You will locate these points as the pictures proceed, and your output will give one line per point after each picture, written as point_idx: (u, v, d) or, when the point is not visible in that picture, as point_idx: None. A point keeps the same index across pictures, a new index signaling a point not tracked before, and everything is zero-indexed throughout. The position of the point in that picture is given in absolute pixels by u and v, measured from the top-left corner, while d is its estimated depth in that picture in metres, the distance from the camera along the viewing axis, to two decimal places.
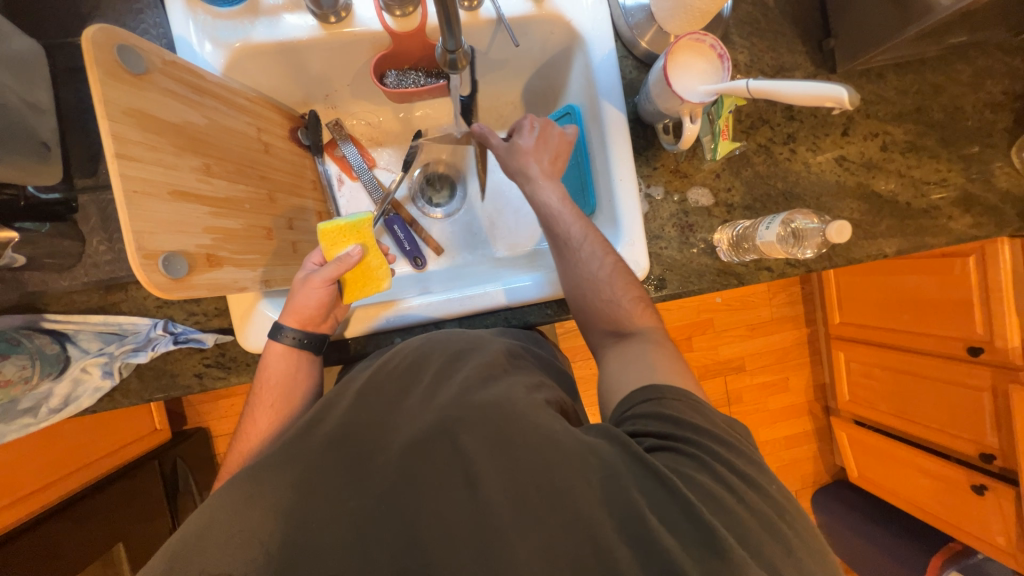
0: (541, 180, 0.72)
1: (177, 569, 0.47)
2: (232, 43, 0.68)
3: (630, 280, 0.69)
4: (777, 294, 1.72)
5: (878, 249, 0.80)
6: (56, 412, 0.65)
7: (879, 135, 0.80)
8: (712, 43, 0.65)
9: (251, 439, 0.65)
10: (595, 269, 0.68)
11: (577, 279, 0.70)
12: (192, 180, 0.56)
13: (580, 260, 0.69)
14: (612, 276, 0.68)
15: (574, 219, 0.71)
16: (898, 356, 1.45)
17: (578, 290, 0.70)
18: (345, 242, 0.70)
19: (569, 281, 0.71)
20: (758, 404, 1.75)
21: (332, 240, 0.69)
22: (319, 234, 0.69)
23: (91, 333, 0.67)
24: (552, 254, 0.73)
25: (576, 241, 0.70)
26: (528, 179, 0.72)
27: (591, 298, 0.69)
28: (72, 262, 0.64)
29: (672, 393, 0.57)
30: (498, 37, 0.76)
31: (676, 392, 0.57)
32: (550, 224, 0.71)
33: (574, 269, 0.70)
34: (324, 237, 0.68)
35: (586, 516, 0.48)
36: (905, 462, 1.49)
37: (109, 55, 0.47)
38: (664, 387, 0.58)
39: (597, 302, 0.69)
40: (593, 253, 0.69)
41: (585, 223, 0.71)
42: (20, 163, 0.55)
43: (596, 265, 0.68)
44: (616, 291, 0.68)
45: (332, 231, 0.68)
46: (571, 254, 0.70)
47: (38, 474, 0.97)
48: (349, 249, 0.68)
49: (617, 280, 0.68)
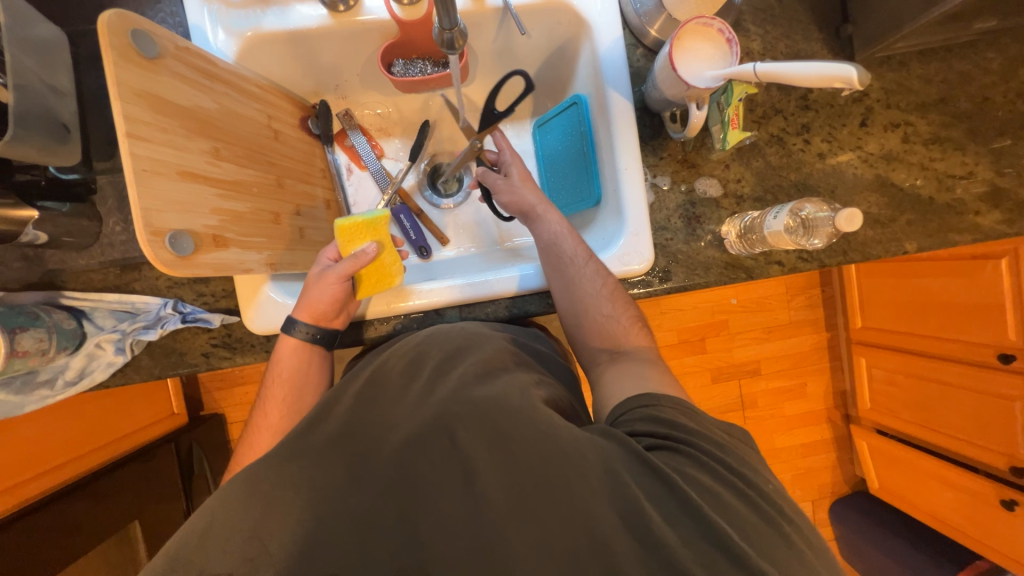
0: (545, 208, 0.74)
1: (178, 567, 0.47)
2: (244, 32, 0.70)
3: (628, 301, 0.70)
4: (795, 296, 1.67)
5: (898, 246, 0.76)
6: (72, 385, 0.68)
7: (899, 126, 0.77)
8: (720, 28, 0.63)
9: (265, 427, 0.69)
10: (597, 288, 0.69)
11: (574, 299, 0.69)
12: (201, 162, 0.57)
13: (583, 278, 0.69)
14: (612, 295, 0.69)
15: (575, 241, 0.72)
16: (924, 364, 1.38)
17: (578, 307, 0.69)
18: (362, 238, 0.70)
19: (568, 299, 0.70)
20: (773, 409, 1.70)
21: (349, 236, 0.69)
22: (336, 229, 0.69)
23: (105, 311, 0.69)
24: (550, 272, 0.72)
25: (580, 260, 0.70)
26: (530, 208, 0.75)
27: (591, 314, 0.69)
28: (90, 242, 0.68)
29: (666, 400, 0.56)
30: (505, 26, 0.77)
31: (670, 400, 0.56)
32: (552, 245, 0.72)
33: (575, 287, 0.69)
34: (341, 233, 0.69)
35: (585, 511, 0.47)
36: (930, 475, 1.43)
37: (124, 38, 0.49)
38: (661, 395, 0.57)
39: (597, 318, 0.69)
40: (595, 273, 0.69)
41: (586, 245, 0.72)
42: (40, 143, 0.57)
43: (598, 284, 0.69)
44: (615, 309, 0.69)
45: (349, 227, 0.69)
46: (574, 271, 0.70)
47: (59, 451, 1.02)
48: (365, 246, 0.69)
49: (616, 299, 0.69)
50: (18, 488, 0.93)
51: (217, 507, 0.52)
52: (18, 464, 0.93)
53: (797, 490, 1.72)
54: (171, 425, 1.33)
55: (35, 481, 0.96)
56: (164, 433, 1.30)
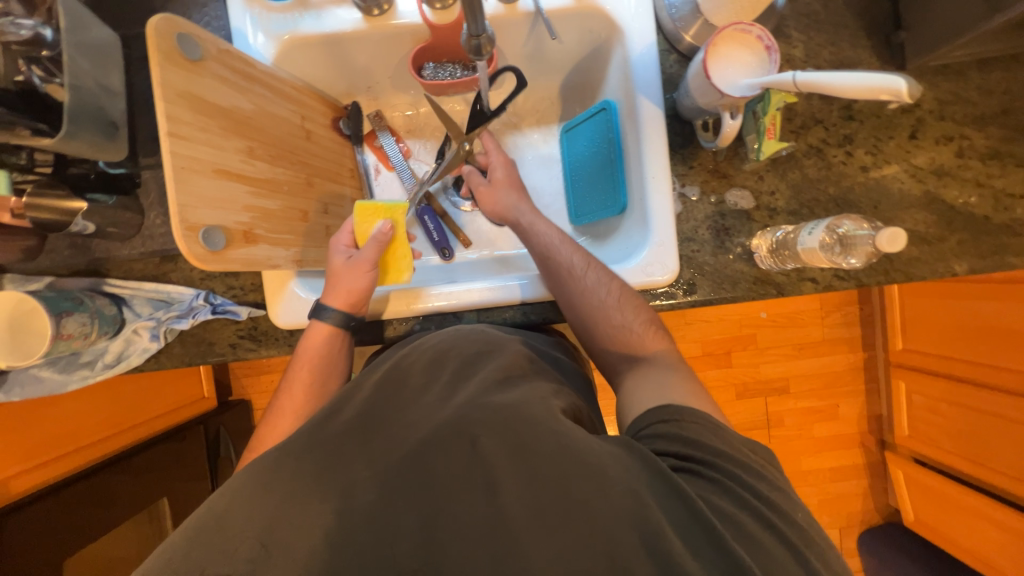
0: (534, 221, 0.76)
1: (179, 551, 0.47)
2: (282, 35, 0.73)
3: (639, 303, 0.68)
4: (830, 313, 1.59)
5: (945, 266, 0.71)
6: (110, 367, 0.71)
7: (953, 139, 0.72)
8: (759, 35, 0.61)
9: (287, 412, 0.68)
10: (603, 296, 0.68)
11: (584, 309, 0.68)
12: (236, 160, 0.60)
13: (586, 288, 0.68)
14: (621, 301, 0.67)
15: (570, 250, 0.72)
16: (971, 393, 1.28)
17: (586, 317, 0.68)
18: (376, 219, 0.74)
19: (573, 309, 0.69)
20: (801, 430, 1.62)
21: (366, 217, 0.73)
22: (353, 211, 0.73)
23: (143, 299, 0.74)
24: (550, 287, 0.71)
25: (579, 268, 0.69)
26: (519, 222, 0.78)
27: (603, 325, 0.67)
28: (133, 233, 0.71)
29: (690, 414, 0.54)
30: (537, 30, 0.77)
31: (693, 414, 0.54)
32: (548, 258, 0.72)
33: (579, 297, 0.68)
34: (359, 213, 0.72)
35: (607, 533, 0.44)
36: (971, 511, 1.32)
37: (170, 41, 0.51)
38: (682, 408, 0.55)
39: (608, 329, 0.67)
40: (598, 280, 0.69)
41: (584, 253, 0.72)
42: (89, 139, 0.61)
43: (603, 291, 0.68)
44: (626, 316, 0.67)
45: (368, 209, 0.73)
46: (575, 282, 0.69)
47: (102, 425, 1.09)
48: (379, 225, 0.72)
49: (626, 304, 0.67)
50: (64, 459, 1.00)
51: (236, 492, 0.51)
52: (60, 437, 0.99)
53: (822, 516, 1.64)
54: (202, 408, 1.39)
55: (80, 453, 1.03)
56: (195, 415, 1.36)
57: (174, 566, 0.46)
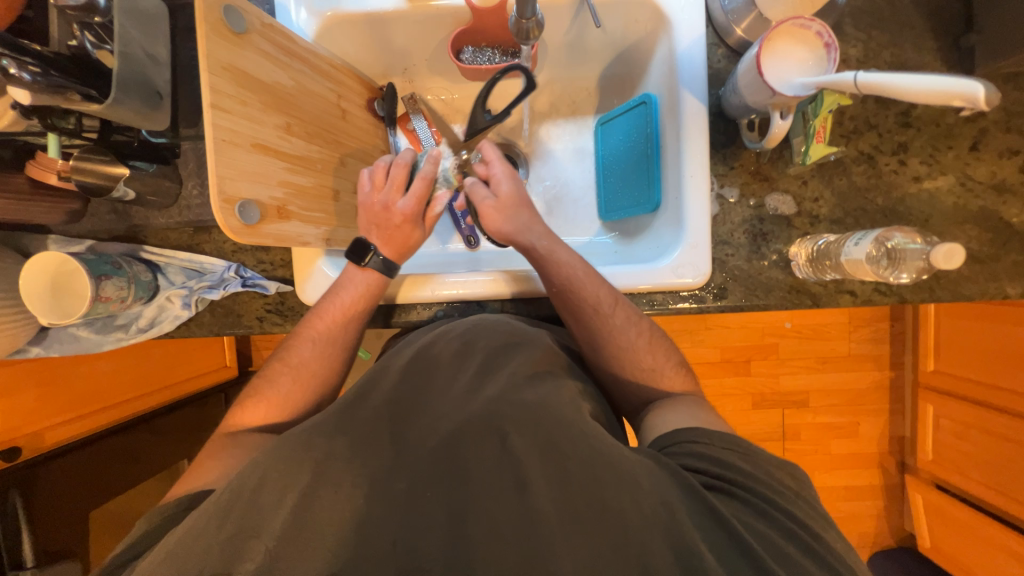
0: (553, 248, 0.68)
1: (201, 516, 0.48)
2: (324, 12, 0.73)
3: (667, 346, 0.67)
4: (860, 327, 1.53)
5: (997, 288, 0.67)
6: (144, 331, 0.74)
7: (1019, 153, 0.68)
8: (819, 31, 0.57)
9: (308, 338, 0.68)
10: (633, 338, 0.65)
11: (609, 349, 0.65)
12: (273, 136, 0.60)
13: (614, 328, 0.65)
14: (650, 345, 0.66)
15: (596, 285, 0.66)
16: (1009, 422, 1.22)
17: (612, 358, 0.66)
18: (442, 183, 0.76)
19: (597, 348, 0.66)
20: (818, 445, 1.58)
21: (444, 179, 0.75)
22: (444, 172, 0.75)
23: (178, 268, 0.76)
24: (572, 322, 0.67)
25: (606, 306, 0.65)
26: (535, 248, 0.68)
27: (629, 368, 0.65)
28: (169, 203, 0.72)
29: (717, 438, 0.53)
30: (580, 17, 0.75)
31: (724, 439, 0.53)
32: (571, 292, 0.66)
33: (606, 338, 0.65)
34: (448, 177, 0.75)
35: (639, 544, 0.44)
36: (995, 543, 1.28)
37: (217, 12, 0.52)
38: (710, 432, 0.54)
39: (634, 374, 0.65)
40: (627, 321, 0.65)
41: (609, 287, 0.67)
42: (135, 107, 0.62)
43: (632, 334, 0.65)
44: (656, 360, 0.65)
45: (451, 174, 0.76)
46: (603, 321, 0.65)
47: (147, 381, 1.11)
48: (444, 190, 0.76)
49: (654, 347, 0.66)
50: (104, 412, 1.04)
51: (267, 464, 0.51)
52: (108, 390, 1.03)
53: None
54: None
55: (123, 406, 1.07)
56: None
57: (198, 529, 0.47)
